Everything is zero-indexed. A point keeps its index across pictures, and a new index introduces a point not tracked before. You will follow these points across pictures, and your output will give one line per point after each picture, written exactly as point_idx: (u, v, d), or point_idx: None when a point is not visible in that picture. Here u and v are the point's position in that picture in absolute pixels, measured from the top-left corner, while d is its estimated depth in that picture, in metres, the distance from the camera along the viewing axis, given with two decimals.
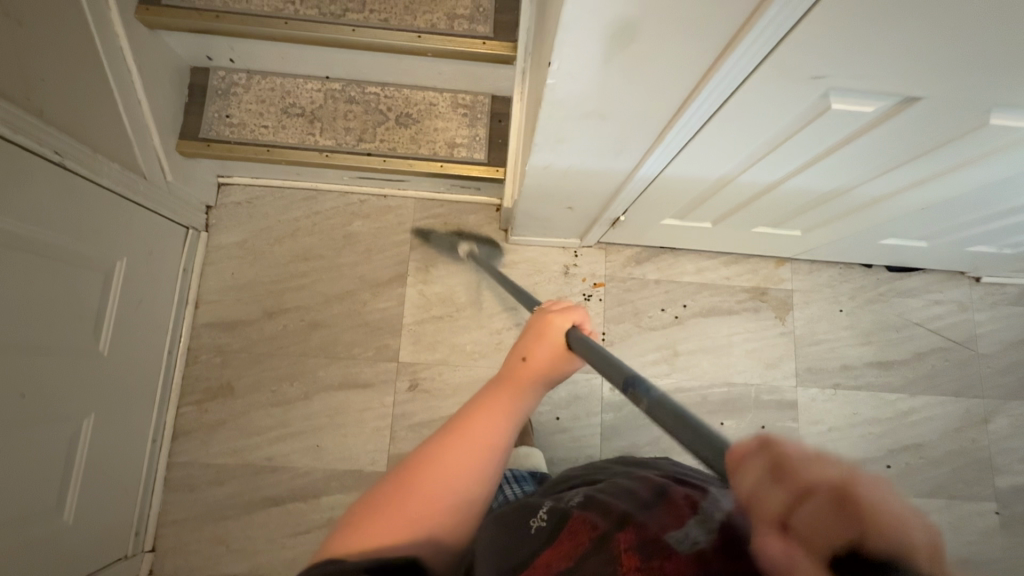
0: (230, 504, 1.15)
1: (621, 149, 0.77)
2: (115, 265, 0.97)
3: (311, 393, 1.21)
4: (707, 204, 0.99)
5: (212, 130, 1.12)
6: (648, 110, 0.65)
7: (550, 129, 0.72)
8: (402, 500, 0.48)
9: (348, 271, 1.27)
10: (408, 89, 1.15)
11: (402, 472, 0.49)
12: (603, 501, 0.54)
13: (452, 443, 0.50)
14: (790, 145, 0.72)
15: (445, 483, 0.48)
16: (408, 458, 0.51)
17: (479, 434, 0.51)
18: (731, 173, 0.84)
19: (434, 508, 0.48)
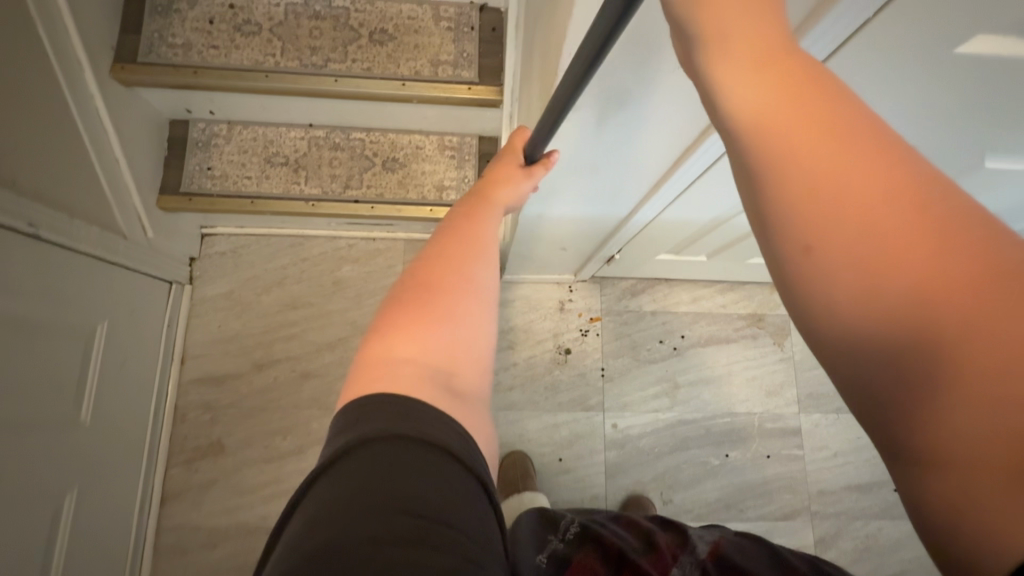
0: (224, 569, 1.11)
1: (615, 198, 0.76)
2: (96, 330, 0.93)
3: (305, 447, 1.18)
4: (701, 241, 0.98)
5: (194, 183, 1.10)
6: (643, 166, 0.64)
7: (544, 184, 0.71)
8: (423, 314, 0.44)
9: (339, 318, 1.24)
10: (394, 132, 1.13)
11: (414, 287, 0.46)
12: (594, 532, 0.77)
13: (453, 245, 0.49)
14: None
15: (461, 271, 0.47)
16: (417, 269, 0.48)
17: (481, 230, 0.51)
18: (725, 215, 0.83)
19: (457, 298, 0.46)
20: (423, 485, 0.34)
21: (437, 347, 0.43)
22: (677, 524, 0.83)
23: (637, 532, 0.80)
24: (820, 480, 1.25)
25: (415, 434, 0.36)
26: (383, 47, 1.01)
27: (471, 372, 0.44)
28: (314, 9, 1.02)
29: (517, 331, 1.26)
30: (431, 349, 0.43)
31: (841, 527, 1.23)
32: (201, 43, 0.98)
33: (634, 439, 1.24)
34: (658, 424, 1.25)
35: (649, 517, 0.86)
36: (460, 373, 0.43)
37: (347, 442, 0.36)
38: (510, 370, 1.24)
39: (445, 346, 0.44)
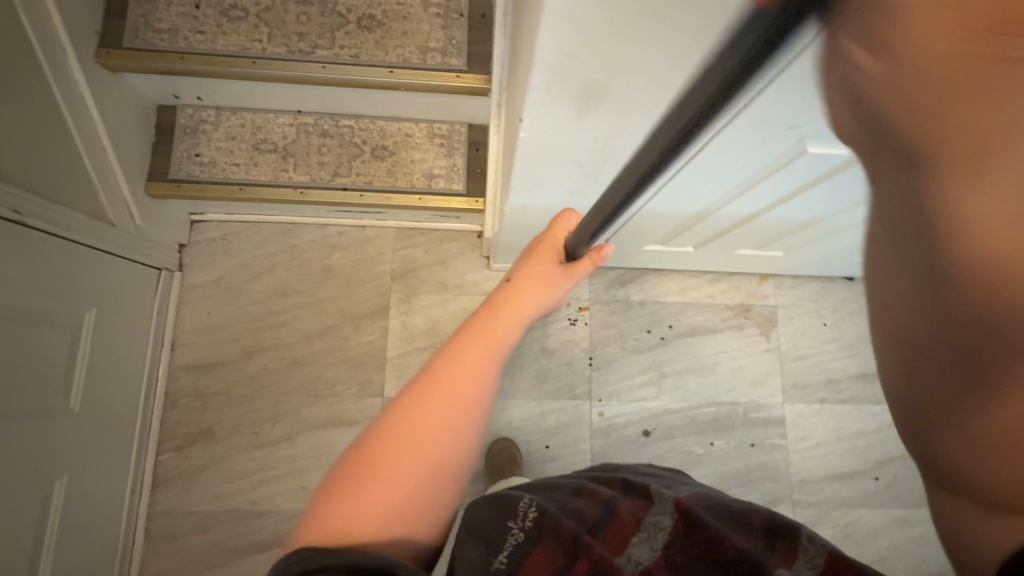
0: (215, 553, 1.12)
1: (599, 191, 0.76)
2: (83, 318, 0.94)
3: (294, 433, 1.19)
4: (687, 233, 0.99)
5: (182, 169, 1.09)
6: (626, 159, 0.64)
7: (528, 175, 0.71)
8: (384, 470, 0.50)
9: (328, 306, 1.25)
10: (383, 120, 1.13)
11: (381, 443, 0.52)
12: (553, 515, 0.58)
13: (431, 394, 0.54)
14: (769, 183, 0.72)
15: (429, 435, 0.52)
16: (398, 410, 0.54)
17: (462, 375, 0.55)
18: (710, 206, 0.83)
19: (419, 465, 0.51)
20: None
21: (400, 490, 0.50)
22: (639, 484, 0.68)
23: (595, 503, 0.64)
24: (802, 469, 1.28)
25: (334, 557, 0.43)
26: (370, 34, 1.00)
27: (439, 500, 0.53)
28: None
29: None
30: (379, 517, 0.49)
31: (822, 515, 1.26)
32: (187, 28, 0.97)
33: (620, 427, 1.25)
34: (645, 413, 1.26)
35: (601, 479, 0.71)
36: (416, 526, 0.51)
37: (290, 566, 0.44)
38: None
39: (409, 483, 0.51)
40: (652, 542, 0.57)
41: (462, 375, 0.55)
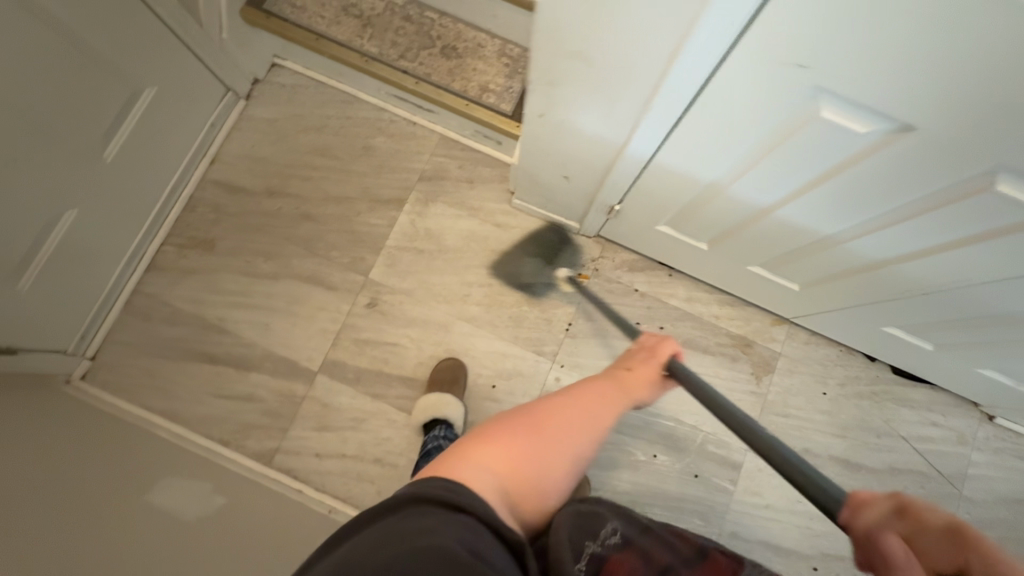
0: (172, 346, 1.22)
1: (610, 116, 0.74)
2: (143, 90, 1.04)
3: (279, 275, 1.26)
4: (700, 217, 0.94)
5: (276, 5, 1.18)
6: (633, 70, 0.63)
7: (544, 70, 0.71)
8: (524, 442, 0.61)
9: (354, 180, 1.31)
10: (463, 24, 1.17)
11: (529, 424, 0.63)
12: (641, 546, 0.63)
13: (570, 408, 0.66)
14: (781, 156, 0.67)
15: (565, 438, 0.63)
16: (537, 415, 0.64)
17: (593, 413, 0.66)
18: (723, 180, 0.79)
19: (552, 455, 0.62)
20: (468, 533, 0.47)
21: (516, 459, 0.60)
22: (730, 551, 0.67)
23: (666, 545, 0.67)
24: (738, 523, 1.18)
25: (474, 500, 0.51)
26: None
27: (535, 500, 0.60)
28: None
29: (505, 255, 1.27)
30: (514, 476, 0.59)
31: None
32: None
33: None
34: None
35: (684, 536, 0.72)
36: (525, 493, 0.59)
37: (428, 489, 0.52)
38: (484, 287, 1.26)
39: (513, 467, 0.59)
40: None
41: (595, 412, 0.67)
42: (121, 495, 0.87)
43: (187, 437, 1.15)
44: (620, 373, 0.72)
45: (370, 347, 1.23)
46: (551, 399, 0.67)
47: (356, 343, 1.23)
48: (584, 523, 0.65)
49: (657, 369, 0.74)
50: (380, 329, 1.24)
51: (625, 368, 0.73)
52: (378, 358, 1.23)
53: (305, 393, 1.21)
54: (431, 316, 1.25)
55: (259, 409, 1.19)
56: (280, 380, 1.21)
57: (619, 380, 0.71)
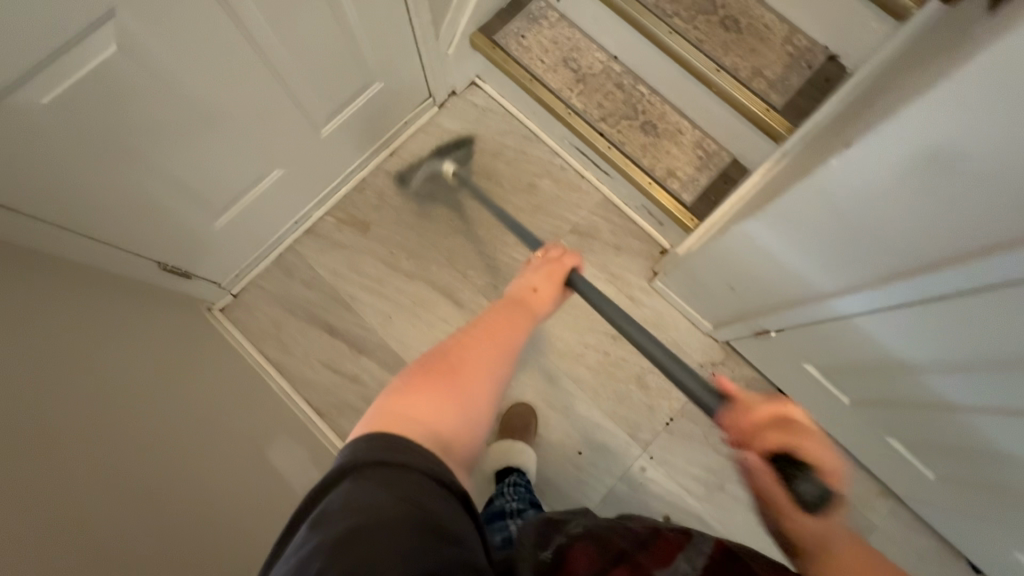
0: (302, 308, 1.29)
1: (833, 265, 0.75)
2: (371, 81, 1.13)
3: (415, 275, 1.31)
4: (860, 375, 0.92)
5: (505, 38, 1.25)
6: (892, 245, 0.65)
7: (789, 207, 0.73)
8: (441, 379, 0.54)
9: (510, 211, 1.35)
10: (670, 107, 1.19)
11: (432, 361, 0.56)
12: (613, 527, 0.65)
13: (478, 338, 0.60)
14: (999, 378, 0.66)
15: (481, 363, 0.57)
16: (443, 348, 0.58)
17: (501, 339, 0.61)
18: (912, 362, 0.78)
19: (474, 386, 0.55)
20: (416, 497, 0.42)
21: (410, 405, 0.50)
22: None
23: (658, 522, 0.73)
24: None
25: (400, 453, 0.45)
26: (727, 33, 1.04)
27: (465, 449, 0.53)
28: None
29: None
30: (443, 416, 0.51)
31: None
32: None
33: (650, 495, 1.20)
34: (678, 503, 1.19)
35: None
36: (458, 443, 0.52)
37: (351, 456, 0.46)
38: (599, 354, 1.28)
39: (416, 406, 0.51)
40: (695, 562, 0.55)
41: (484, 343, 0.60)
42: (245, 440, 0.94)
43: (291, 397, 1.22)
44: (527, 288, 0.78)
45: None
46: (466, 334, 0.60)
47: None
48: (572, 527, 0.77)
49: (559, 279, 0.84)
50: None
51: (534, 288, 0.79)
52: None
53: None
54: (541, 363, 1.27)
55: (359, 393, 1.24)
56: (385, 373, 1.25)
57: (521, 296, 0.76)
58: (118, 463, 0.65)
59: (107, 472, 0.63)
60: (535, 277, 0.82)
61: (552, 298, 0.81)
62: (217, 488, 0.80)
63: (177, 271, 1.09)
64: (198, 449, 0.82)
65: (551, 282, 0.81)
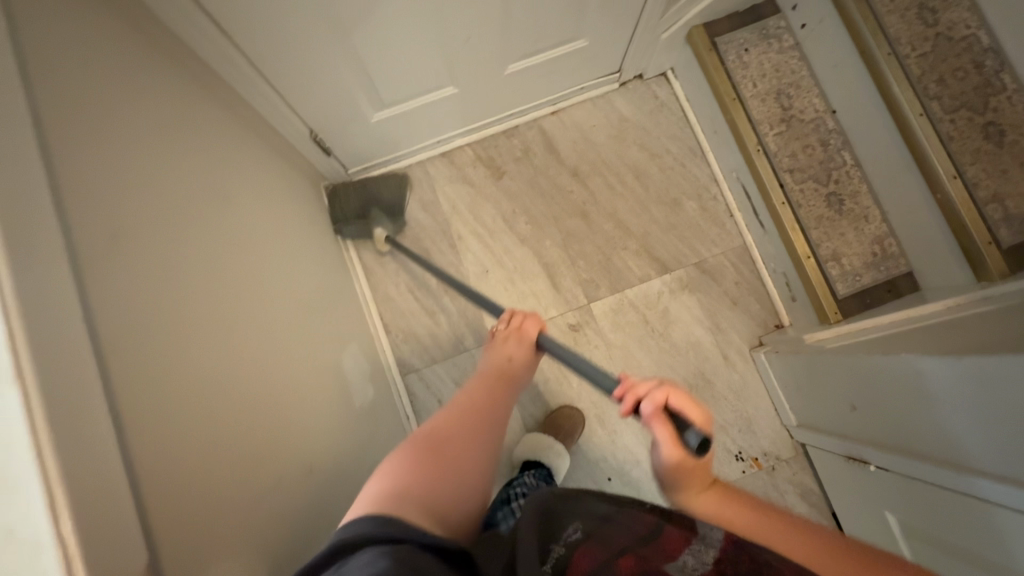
0: (409, 225, 1.28)
1: (999, 445, 0.67)
2: (577, 37, 1.07)
3: (525, 240, 1.27)
4: (944, 559, 0.82)
5: (727, 44, 1.15)
6: None
7: (999, 367, 0.64)
8: (427, 462, 0.59)
9: (645, 219, 1.27)
10: (868, 189, 1.07)
11: (416, 446, 0.61)
12: (603, 536, 0.52)
13: (453, 419, 0.66)
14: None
15: (462, 444, 0.63)
16: (421, 435, 0.63)
17: (472, 420, 0.67)
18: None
19: (456, 463, 0.61)
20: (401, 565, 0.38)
21: (398, 478, 0.55)
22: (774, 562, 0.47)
23: (647, 535, 0.52)
24: None
25: (396, 528, 0.45)
26: (983, 142, 0.90)
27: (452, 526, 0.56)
28: (982, 57, 0.92)
29: (709, 386, 1.21)
30: (428, 488, 0.56)
31: None
32: None
33: None
34: None
35: (716, 546, 0.50)
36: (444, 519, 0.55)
37: (342, 533, 0.45)
38: None
39: (400, 490, 0.54)
40: (703, 555, 0.49)
41: (461, 422, 0.66)
42: (328, 331, 0.94)
43: (367, 303, 1.22)
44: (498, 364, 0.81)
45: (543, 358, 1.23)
46: (439, 423, 0.66)
47: None
48: (546, 515, 0.56)
49: (529, 348, 0.84)
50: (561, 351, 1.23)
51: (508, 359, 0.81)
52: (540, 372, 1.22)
53: (467, 347, 1.23)
54: None
55: (427, 328, 1.23)
56: (459, 321, 1.24)
57: (491, 373, 0.79)
58: (231, 313, 0.66)
59: (222, 322, 0.63)
60: (502, 345, 0.84)
61: (527, 364, 0.83)
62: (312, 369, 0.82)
63: (321, 144, 1.10)
64: (294, 324, 0.82)
65: (523, 347, 0.83)
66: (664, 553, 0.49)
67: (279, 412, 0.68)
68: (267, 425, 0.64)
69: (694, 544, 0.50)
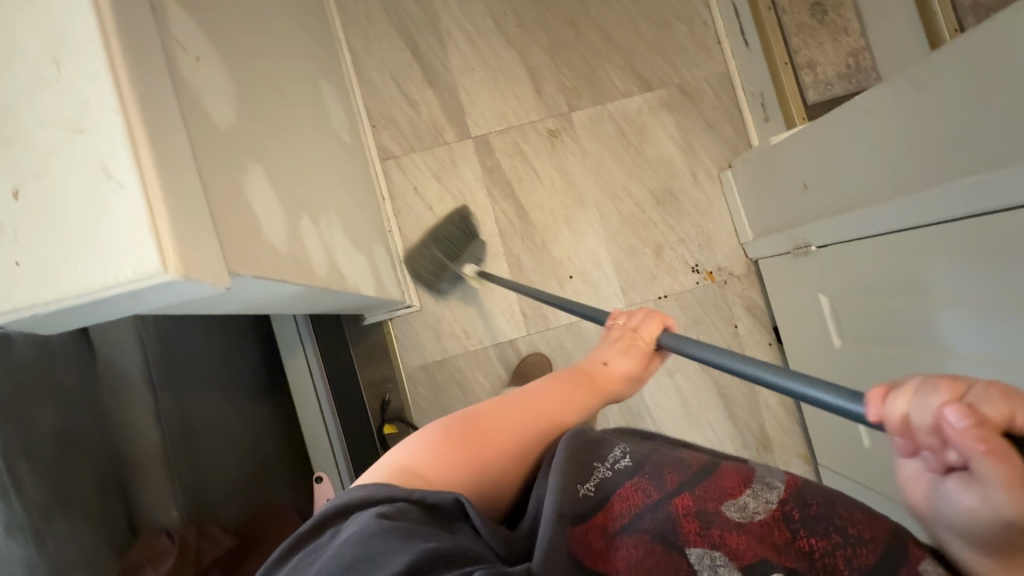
0: (399, 15, 1.27)
1: (926, 171, 0.76)
2: None
3: (513, 44, 1.28)
4: (863, 305, 0.94)
5: None
6: (1002, 129, 0.63)
7: (921, 78, 0.72)
8: (465, 450, 0.52)
9: (633, 36, 1.28)
10: (853, 4, 1.09)
11: (456, 425, 0.54)
12: (654, 461, 0.48)
13: (508, 402, 0.57)
14: (999, 334, 0.70)
15: (509, 418, 0.55)
16: (473, 414, 0.56)
17: (531, 401, 0.57)
18: (930, 302, 0.80)
19: (496, 445, 0.53)
20: (390, 543, 0.39)
21: (424, 459, 0.50)
22: (848, 517, 0.42)
23: (698, 469, 0.48)
24: None
25: (401, 492, 0.45)
26: None
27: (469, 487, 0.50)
28: None
29: (675, 203, 1.27)
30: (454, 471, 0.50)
31: None
32: None
33: None
34: None
35: (780, 486, 0.45)
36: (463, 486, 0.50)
37: (352, 495, 0.46)
38: (635, 208, 1.27)
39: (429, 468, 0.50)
40: (765, 503, 0.44)
41: (523, 408, 0.57)
42: (319, 67, 0.96)
43: (352, 85, 1.23)
44: (594, 362, 0.65)
45: (520, 159, 1.26)
46: (497, 404, 0.57)
47: (514, 147, 1.26)
48: (585, 452, 0.49)
49: (644, 346, 0.65)
50: (539, 155, 1.26)
51: (601, 361, 0.65)
52: (517, 172, 1.26)
53: (447, 141, 1.26)
54: (582, 186, 1.26)
55: (410, 119, 1.25)
56: (442, 116, 1.26)
57: (582, 368, 0.64)
58: None
59: None
60: (609, 348, 0.66)
61: (629, 379, 0.65)
62: (306, 66, 0.85)
63: None
64: (294, 26, 0.85)
65: (633, 354, 0.65)
66: (722, 491, 0.45)
67: (280, 56, 0.70)
68: (272, 57, 0.67)
69: (761, 488, 0.45)
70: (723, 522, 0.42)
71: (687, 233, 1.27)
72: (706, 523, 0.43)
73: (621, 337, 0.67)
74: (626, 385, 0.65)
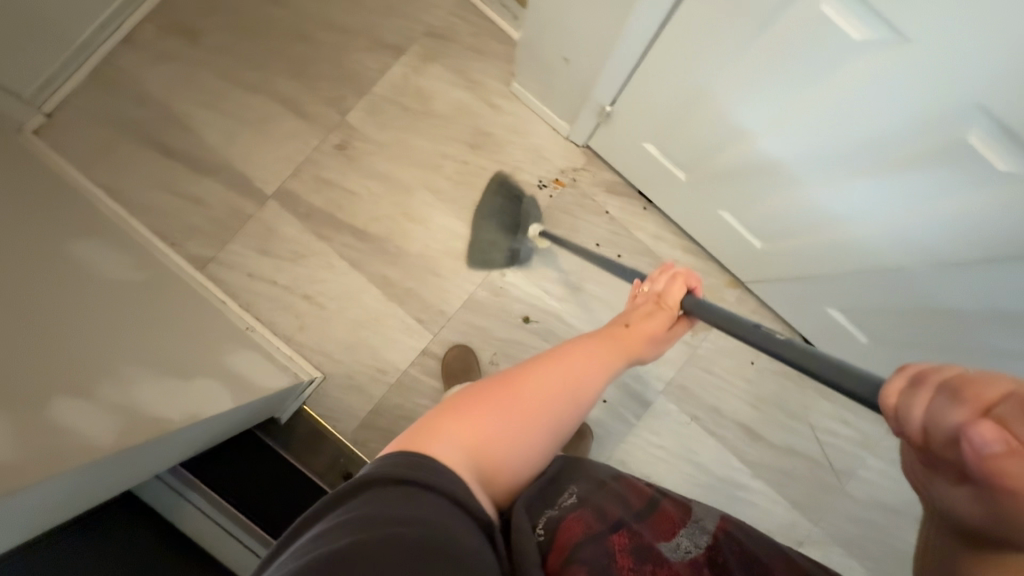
0: (132, 125, 1.18)
1: None
2: None
3: (256, 88, 1.22)
4: (672, 135, 0.95)
5: None
6: None
7: None
8: (491, 405, 0.51)
9: (359, 14, 1.25)
10: None
11: (489, 386, 0.53)
12: (602, 501, 0.50)
13: (536, 361, 0.57)
14: (773, 86, 0.72)
15: (538, 381, 0.54)
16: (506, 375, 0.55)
17: (556, 369, 0.56)
18: (709, 98, 0.82)
19: (522, 413, 0.52)
20: (401, 536, 0.34)
21: (453, 428, 0.48)
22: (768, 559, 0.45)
23: (638, 509, 0.50)
24: (629, 452, 1.22)
25: (430, 471, 0.42)
26: None
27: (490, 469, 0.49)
28: None
29: (490, 140, 1.24)
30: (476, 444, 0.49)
31: None
32: None
33: (510, 298, 1.21)
34: (538, 303, 1.20)
35: (709, 531, 0.48)
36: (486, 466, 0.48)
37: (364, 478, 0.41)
38: (458, 164, 1.23)
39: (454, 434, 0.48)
40: (698, 540, 0.47)
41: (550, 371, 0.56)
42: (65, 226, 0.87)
43: (125, 218, 1.13)
44: (618, 324, 0.64)
45: (327, 187, 1.21)
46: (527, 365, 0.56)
47: (315, 180, 1.21)
48: (540, 495, 0.51)
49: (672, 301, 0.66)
50: (342, 172, 1.21)
51: (625, 324, 0.64)
52: (333, 201, 1.20)
53: (251, 213, 1.19)
54: (398, 176, 1.22)
55: (203, 214, 1.18)
56: (233, 193, 1.19)
57: (608, 331, 0.63)
58: None
59: None
60: (633, 313, 0.66)
61: (654, 341, 0.64)
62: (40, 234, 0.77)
63: None
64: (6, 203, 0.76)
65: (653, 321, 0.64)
66: (659, 531, 0.48)
67: None
68: None
69: (693, 530, 0.49)
70: (659, 557, 0.43)
71: (516, 158, 1.24)
72: (645, 559, 0.43)
73: (646, 302, 0.67)
74: (642, 354, 0.64)
